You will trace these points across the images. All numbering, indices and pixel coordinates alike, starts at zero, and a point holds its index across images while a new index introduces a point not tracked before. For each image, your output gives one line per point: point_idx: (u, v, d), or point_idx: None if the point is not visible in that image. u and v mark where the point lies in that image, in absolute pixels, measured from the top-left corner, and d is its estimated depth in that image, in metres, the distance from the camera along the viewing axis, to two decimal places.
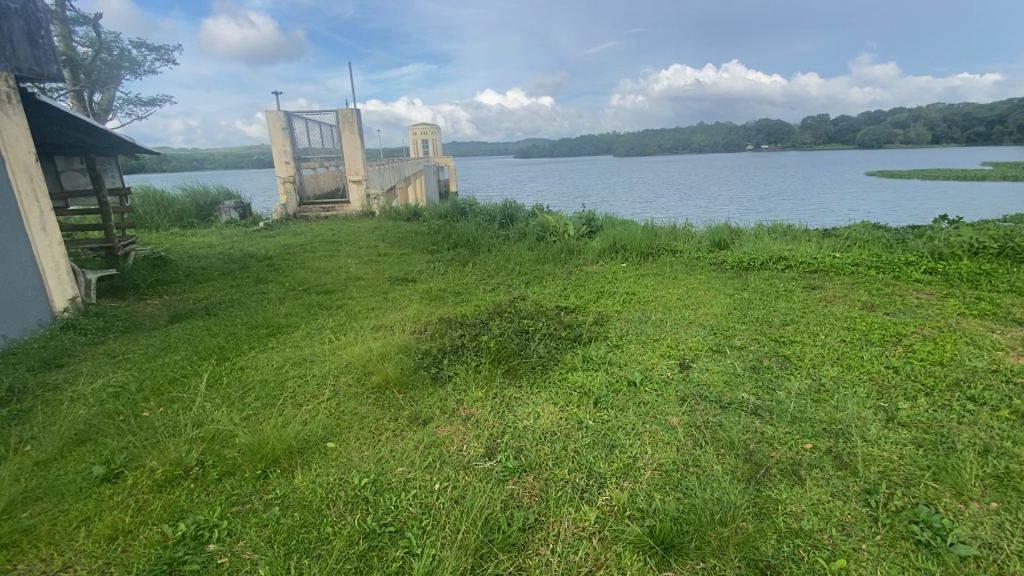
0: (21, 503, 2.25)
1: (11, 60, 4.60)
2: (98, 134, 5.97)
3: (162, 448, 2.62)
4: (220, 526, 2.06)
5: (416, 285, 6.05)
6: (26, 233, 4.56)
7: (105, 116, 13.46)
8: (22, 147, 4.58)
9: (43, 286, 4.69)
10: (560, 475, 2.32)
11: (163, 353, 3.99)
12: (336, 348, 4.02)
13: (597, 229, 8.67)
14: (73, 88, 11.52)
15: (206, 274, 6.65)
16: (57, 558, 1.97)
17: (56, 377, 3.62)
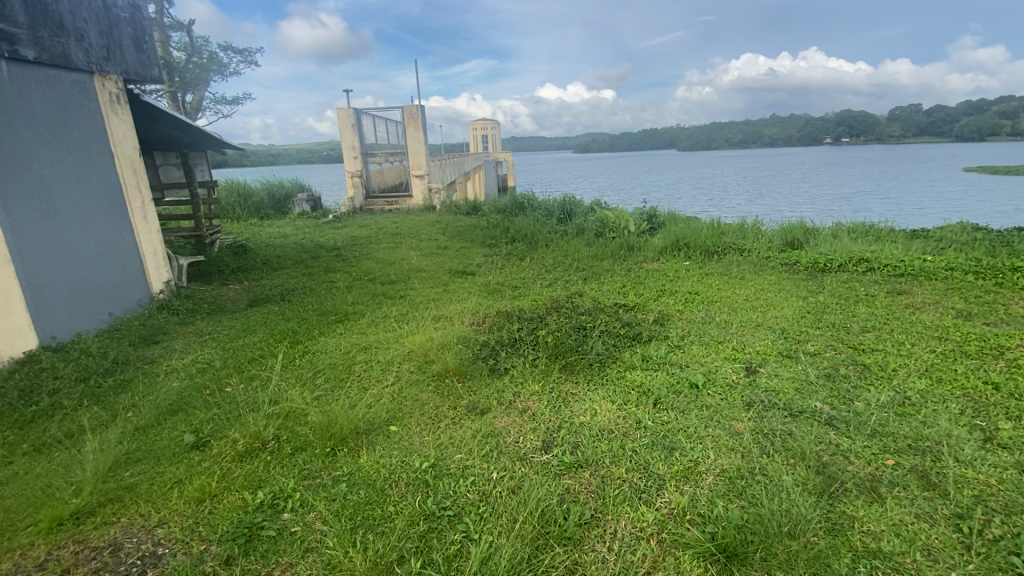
0: (125, 464, 2.51)
1: (122, 65, 5.10)
2: (191, 132, 6.52)
3: (243, 422, 2.84)
4: (294, 497, 2.21)
5: (475, 278, 6.15)
6: (130, 222, 5.05)
7: (196, 115, 14.69)
8: (129, 143, 5.08)
9: (143, 270, 5.18)
10: (617, 474, 2.29)
11: (243, 334, 4.31)
12: (399, 336, 4.18)
13: (659, 226, 8.43)
14: (169, 89, 12.59)
15: (281, 263, 7.09)
16: (154, 514, 2.18)
17: (154, 352, 4.00)
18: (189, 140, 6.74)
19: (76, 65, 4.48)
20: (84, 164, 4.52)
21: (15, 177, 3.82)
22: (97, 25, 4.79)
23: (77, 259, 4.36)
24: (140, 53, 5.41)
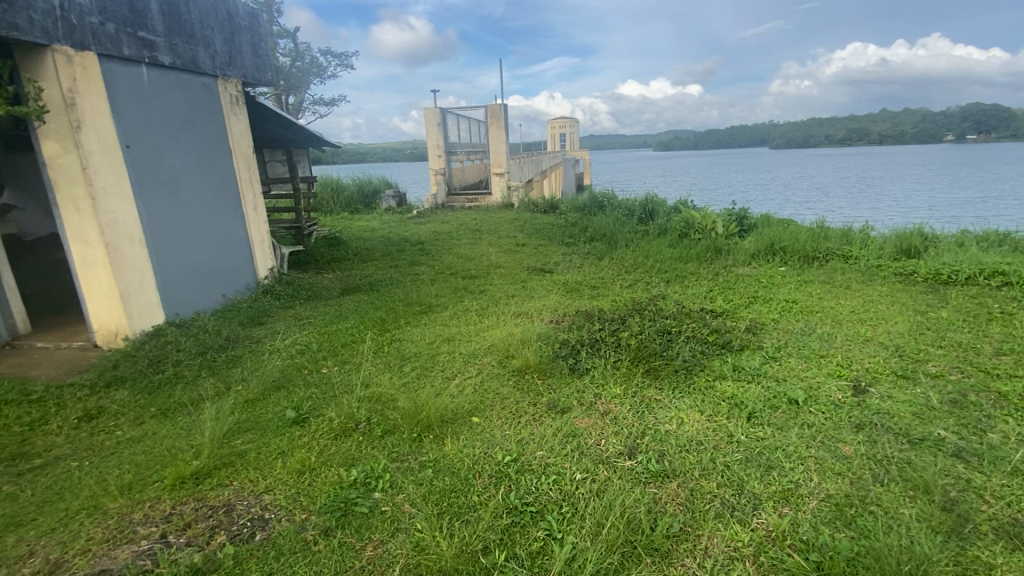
0: (237, 432, 2.77)
1: (242, 69, 5.62)
2: (296, 131, 7.06)
3: (338, 402, 3.02)
4: (384, 478, 2.31)
5: (553, 276, 6.13)
6: (243, 213, 5.56)
7: (297, 116, 15.91)
8: (244, 141, 5.58)
9: (252, 257, 5.68)
10: (707, 488, 2.17)
11: (337, 320, 4.60)
12: (479, 329, 4.26)
13: (750, 229, 7.93)
14: (276, 92, 13.73)
15: (370, 255, 7.50)
16: (261, 481, 2.37)
17: (260, 332, 4.38)
18: (294, 138, 7.30)
19: (204, 70, 5.00)
20: (207, 160, 5.03)
21: (153, 172, 4.34)
22: (222, 34, 5.31)
23: (199, 245, 4.87)
24: (256, 58, 5.92)
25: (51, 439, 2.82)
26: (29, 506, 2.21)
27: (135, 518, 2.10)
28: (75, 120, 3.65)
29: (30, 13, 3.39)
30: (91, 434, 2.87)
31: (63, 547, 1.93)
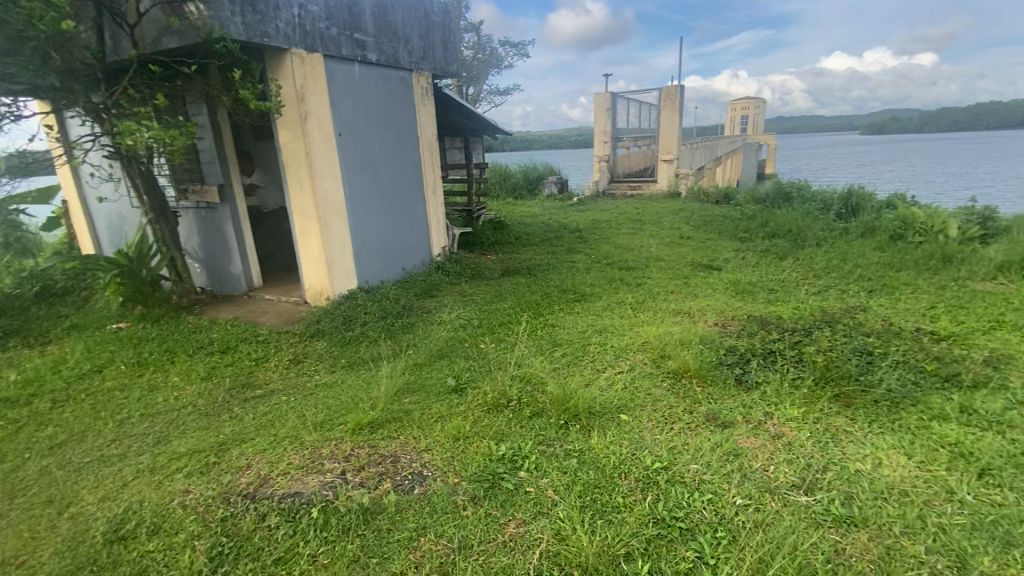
0: (405, 391, 3.10)
1: (433, 63, 6.16)
2: (474, 119, 7.53)
3: (492, 378, 3.18)
4: (530, 459, 2.36)
5: (721, 274, 5.60)
6: (424, 194, 6.15)
7: (475, 105, 17.04)
8: (430, 129, 6.14)
9: (429, 235, 6.27)
10: (911, 551, 1.77)
11: (497, 300, 4.84)
12: (635, 324, 4.09)
13: (998, 234, 6.23)
14: (459, 83, 14.86)
15: (530, 239, 7.72)
16: (422, 440, 2.60)
17: (430, 304, 4.81)
18: (471, 126, 7.81)
19: (402, 65, 5.59)
20: (400, 146, 5.65)
21: (357, 156, 5.02)
22: (419, 31, 5.86)
23: (387, 222, 5.52)
24: (445, 52, 6.42)
25: (271, 374, 3.48)
26: (253, 426, 2.76)
27: (324, 452, 2.46)
28: (304, 112, 4.38)
29: (277, 24, 4.15)
30: (298, 375, 3.47)
31: (273, 465, 2.36)
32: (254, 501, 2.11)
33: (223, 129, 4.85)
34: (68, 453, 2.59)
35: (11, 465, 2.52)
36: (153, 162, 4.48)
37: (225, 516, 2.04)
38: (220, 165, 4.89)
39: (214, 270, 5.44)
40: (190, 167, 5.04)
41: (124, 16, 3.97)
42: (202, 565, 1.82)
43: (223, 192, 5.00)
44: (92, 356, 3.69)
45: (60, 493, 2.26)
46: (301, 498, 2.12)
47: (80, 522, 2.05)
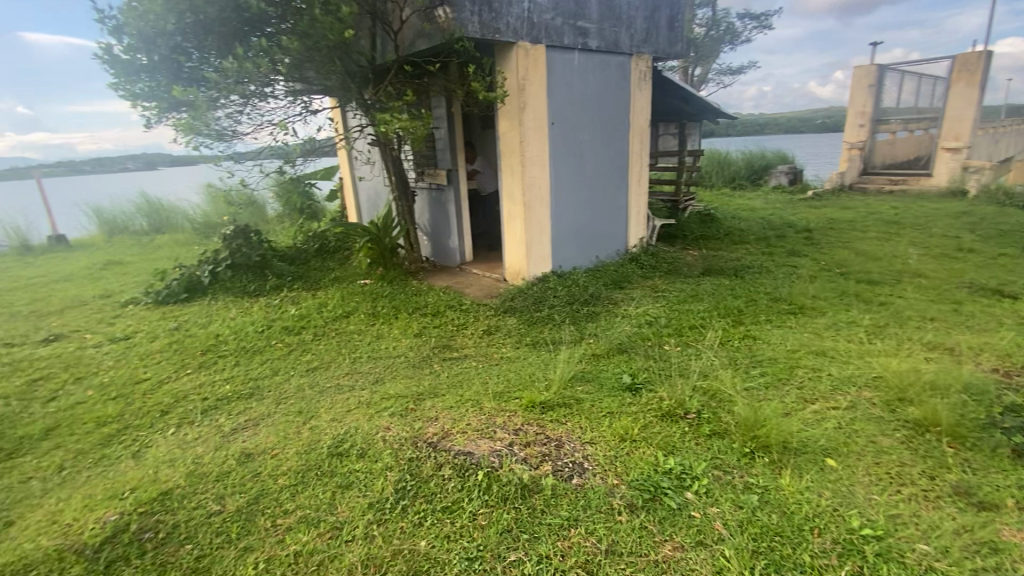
0: (580, 380, 3.13)
1: (655, 45, 5.87)
2: (694, 103, 6.99)
3: (673, 384, 2.97)
4: (700, 482, 2.14)
5: (1018, 304, 4.16)
6: (629, 183, 6.00)
7: (699, 87, 15.82)
8: (643, 115, 5.92)
9: (628, 225, 6.13)
10: None
11: (692, 300, 4.48)
12: (866, 352, 3.33)
13: None
14: (684, 64, 13.95)
15: (743, 237, 6.92)
16: (588, 432, 2.58)
17: (619, 296, 4.72)
18: (689, 111, 7.27)
19: (622, 50, 5.48)
20: (609, 133, 5.59)
21: (566, 144, 5.15)
22: (643, 13, 5.64)
23: (588, 209, 5.56)
24: (670, 32, 6.05)
25: (466, 341, 3.88)
26: (446, 384, 3.13)
27: (497, 421, 2.65)
28: (522, 102, 4.66)
29: (508, 20, 4.45)
30: (488, 345, 3.80)
31: (454, 423, 2.63)
32: (435, 451, 2.40)
33: (456, 119, 5.50)
34: (317, 376, 3.34)
35: (285, 378, 3.36)
36: (401, 149, 5.35)
37: (411, 457, 2.37)
38: (449, 151, 5.58)
39: (437, 244, 6.28)
40: (428, 153, 5.86)
41: (392, 25, 4.76)
42: (389, 494, 2.15)
43: (450, 176, 5.68)
44: (343, 304, 4.65)
45: (308, 407, 2.93)
46: (472, 458, 2.33)
47: (316, 433, 2.62)
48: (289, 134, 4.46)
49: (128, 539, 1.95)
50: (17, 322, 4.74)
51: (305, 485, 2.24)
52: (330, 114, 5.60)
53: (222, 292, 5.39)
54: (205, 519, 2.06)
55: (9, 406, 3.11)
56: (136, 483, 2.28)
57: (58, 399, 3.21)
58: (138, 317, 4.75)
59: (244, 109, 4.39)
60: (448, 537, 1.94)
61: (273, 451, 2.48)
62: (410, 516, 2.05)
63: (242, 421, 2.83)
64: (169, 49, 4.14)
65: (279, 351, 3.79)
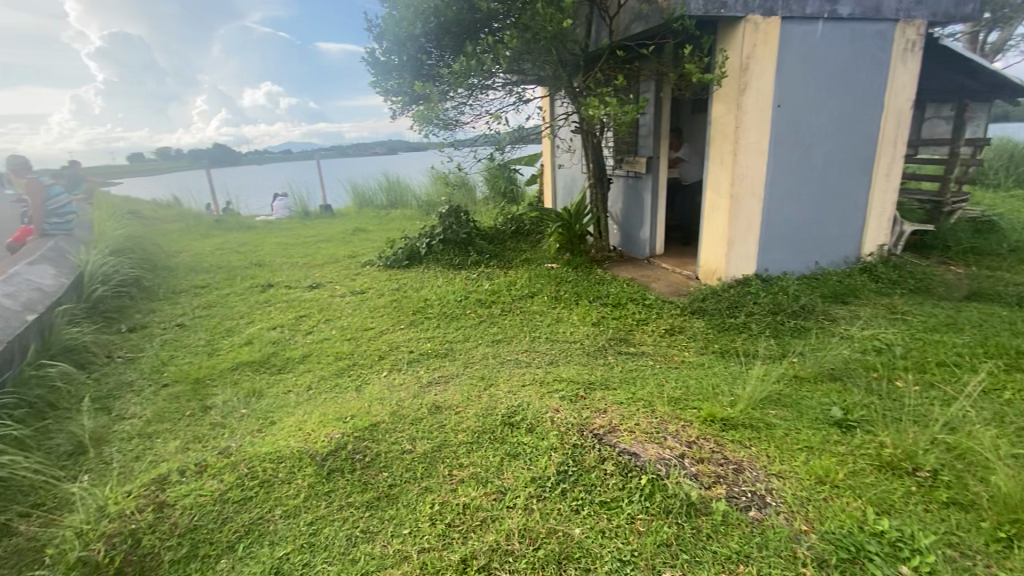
0: (772, 402, 2.76)
1: (936, 5, 4.66)
2: (986, 77, 5.40)
3: (901, 429, 2.41)
4: (926, 558, 1.70)
5: None
6: (871, 178, 4.94)
7: (994, 57, 12.18)
8: (905, 95, 4.78)
9: (863, 229, 5.08)
10: None
11: (945, 329, 3.54)
12: None
13: None
14: (972, 29, 10.88)
15: None
16: (775, 463, 2.25)
17: (838, 312, 3.98)
18: (977, 88, 5.64)
19: (884, 16, 4.49)
20: (852, 117, 4.67)
21: (791, 131, 4.48)
22: None
23: (810, 207, 4.77)
24: None
25: (646, 337, 3.74)
26: (620, 378, 3.07)
27: (670, 428, 2.49)
28: (744, 83, 4.19)
29: None
30: (670, 346, 3.59)
31: (623, 419, 2.57)
32: (600, 443, 2.38)
33: (664, 104, 5.25)
34: (500, 349, 3.61)
35: (474, 345, 3.72)
36: (602, 136, 5.34)
37: (576, 444, 2.39)
38: (653, 139, 5.36)
39: (627, 234, 6.15)
40: (630, 140, 5.74)
41: (609, 11, 4.72)
42: (551, 474, 2.22)
43: (650, 164, 5.47)
44: (530, 284, 4.90)
45: (490, 375, 3.19)
46: (637, 460, 2.24)
47: (493, 400, 2.84)
48: (501, 123, 4.82)
49: (345, 454, 2.40)
50: (295, 270, 6.20)
51: (479, 446, 2.45)
52: (540, 103, 5.88)
53: (433, 261, 6.18)
54: (399, 454, 2.42)
55: (284, 332, 4.12)
56: (356, 411, 2.80)
57: (314, 333, 4.11)
58: (371, 276, 5.76)
59: (467, 100, 4.88)
60: (603, 533, 1.92)
61: (457, 409, 2.77)
62: (568, 501, 2.09)
63: (436, 377, 3.23)
64: (415, 50, 4.83)
65: (472, 320, 4.20)
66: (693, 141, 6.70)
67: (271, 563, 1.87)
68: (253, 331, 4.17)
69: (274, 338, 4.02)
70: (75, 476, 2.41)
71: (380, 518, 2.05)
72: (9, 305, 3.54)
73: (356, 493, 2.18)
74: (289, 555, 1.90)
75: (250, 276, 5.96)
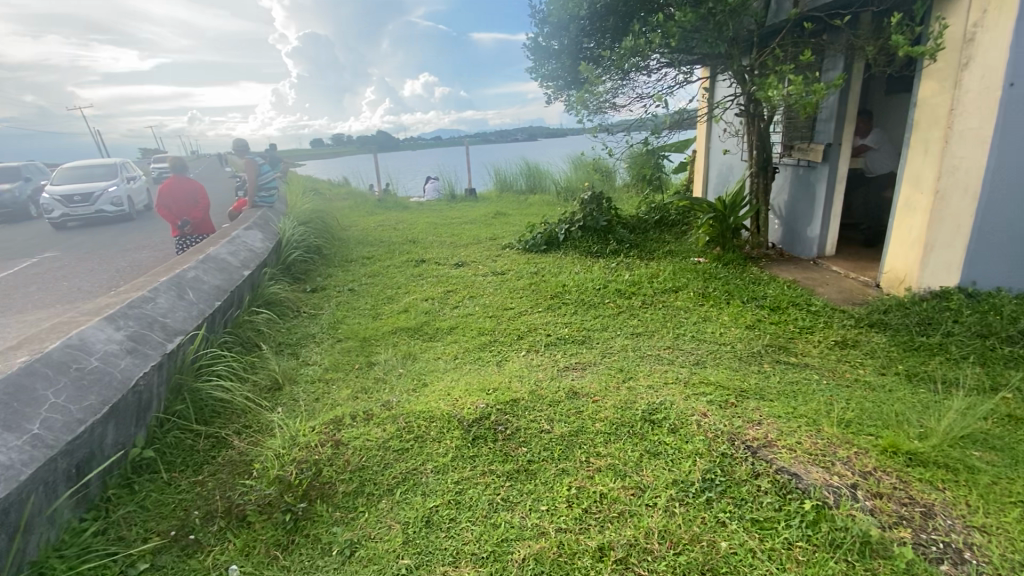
0: (978, 442, 2.28)
1: None
2: None
3: None
4: None
5: None
6: None
7: None
8: None
9: None
10: None
11: None
12: None
13: None
14: None
15: None
16: (981, 515, 1.86)
17: None
18: None
19: None
20: None
21: None
22: None
23: None
24: None
25: (810, 347, 3.33)
26: (777, 389, 2.79)
27: (839, 452, 2.19)
28: (968, 55, 3.44)
29: None
30: (839, 360, 3.15)
31: (782, 434, 2.32)
32: (753, 457, 2.19)
33: (852, 83, 4.56)
34: (640, 342, 3.50)
35: (613, 335, 3.66)
36: (772, 120, 4.84)
37: (726, 453, 2.23)
38: (834, 123, 4.71)
39: (791, 230, 5.51)
40: (804, 125, 5.11)
41: None
42: (695, 480, 2.10)
43: (828, 152, 4.81)
44: (675, 278, 4.66)
45: (629, 367, 3.11)
46: (798, 482, 2.02)
47: (633, 393, 2.76)
48: (662, 105, 4.60)
49: (489, 424, 2.54)
50: (444, 248, 6.66)
51: (618, 437, 2.41)
52: (700, 85, 5.50)
53: (571, 248, 6.18)
54: (539, 432, 2.48)
55: (434, 304, 4.47)
56: (498, 384, 2.93)
57: (460, 307, 4.39)
58: (511, 258, 5.96)
59: (623, 84, 4.74)
60: (754, 553, 1.77)
61: (595, 397, 2.75)
62: (713, 511, 1.96)
63: (573, 362, 3.24)
64: (575, 34, 4.82)
65: (612, 310, 4.12)
66: (885, 126, 5.73)
67: (422, 512, 2.06)
68: (408, 301, 4.59)
69: (426, 308, 4.38)
70: (274, 407, 2.89)
71: (519, 490, 2.13)
72: (232, 261, 4.36)
73: (498, 462, 2.30)
74: (438, 508, 2.07)
75: (406, 251, 6.55)
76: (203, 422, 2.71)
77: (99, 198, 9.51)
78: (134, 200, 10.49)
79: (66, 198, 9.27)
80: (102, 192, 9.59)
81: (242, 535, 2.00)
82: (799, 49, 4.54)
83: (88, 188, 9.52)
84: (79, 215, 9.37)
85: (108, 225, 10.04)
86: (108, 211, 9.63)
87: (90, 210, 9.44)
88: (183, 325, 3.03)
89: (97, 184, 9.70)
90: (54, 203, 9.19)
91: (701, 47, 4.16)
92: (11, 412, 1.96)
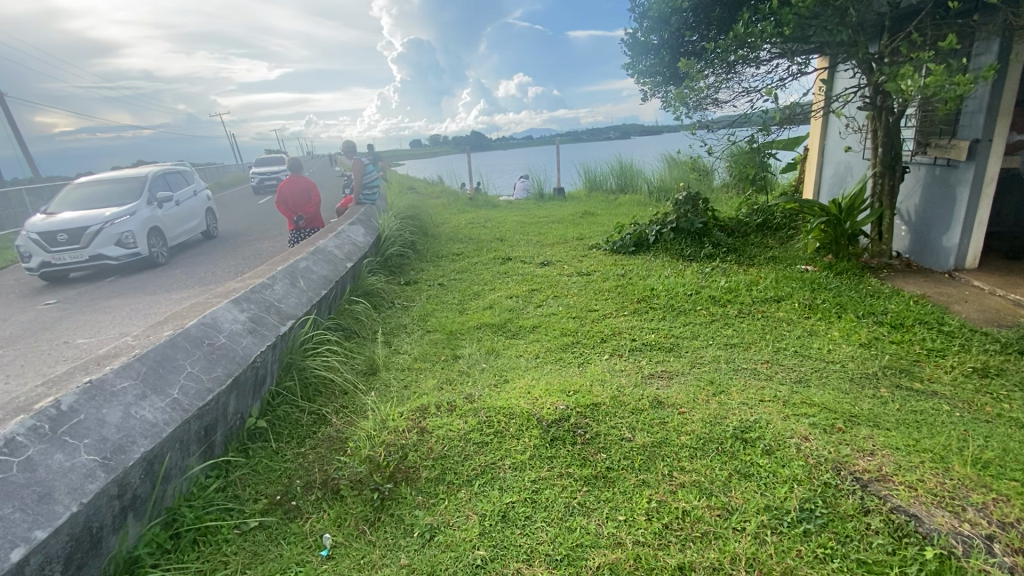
0: None
1: None
2: None
3: None
4: None
5: None
6: None
7: None
8: None
9: None
10: None
11: None
12: None
13: None
14: None
15: None
16: None
17: None
18: None
19: None
20: None
21: None
22: None
23: None
24: None
25: (939, 373, 2.93)
26: (895, 417, 2.48)
27: (973, 496, 1.90)
28: None
29: None
30: (978, 390, 2.74)
31: (900, 469, 2.06)
32: (862, 491, 1.97)
33: (1010, 70, 3.92)
34: (734, 354, 3.28)
35: (703, 344, 3.46)
36: (903, 114, 4.31)
37: (829, 483, 2.02)
38: (983, 116, 4.08)
39: (923, 238, 4.86)
40: (945, 118, 4.48)
41: None
42: (792, 508, 1.93)
43: (974, 149, 4.17)
44: (777, 287, 4.30)
45: (720, 380, 2.93)
46: (918, 524, 1.79)
47: (724, 409, 2.59)
48: (771, 100, 4.26)
49: (568, 426, 2.52)
50: (530, 247, 6.72)
51: (705, 454, 2.28)
52: (816, 76, 5.04)
53: (662, 250, 5.93)
54: (619, 440, 2.42)
55: (518, 302, 4.53)
56: (578, 387, 2.90)
57: (544, 306, 4.40)
58: (597, 259, 5.85)
59: (727, 79, 4.47)
60: None
61: (681, 408, 2.63)
62: (812, 545, 1.79)
63: (658, 370, 3.12)
64: (677, 27, 4.62)
65: (704, 317, 3.90)
66: None
67: (499, 506, 2.10)
68: (493, 298, 4.69)
69: (510, 306, 4.46)
70: (367, 390, 3.10)
71: (597, 496, 2.10)
72: (337, 253, 4.73)
73: (576, 466, 2.28)
74: (515, 504, 2.10)
75: (493, 249, 6.69)
76: (308, 399, 2.97)
77: (95, 237, 6.62)
78: (155, 236, 7.49)
79: (50, 237, 6.49)
80: (100, 228, 6.68)
81: (335, 507, 2.17)
82: (940, 32, 3.99)
83: (84, 221, 6.68)
84: (70, 263, 6.54)
85: (119, 272, 7.17)
86: (114, 255, 6.73)
87: (82, 255, 6.55)
88: (294, 310, 3.34)
89: (98, 215, 6.83)
90: (41, 244, 6.52)
91: (819, 35, 3.80)
92: (158, 377, 2.29)
